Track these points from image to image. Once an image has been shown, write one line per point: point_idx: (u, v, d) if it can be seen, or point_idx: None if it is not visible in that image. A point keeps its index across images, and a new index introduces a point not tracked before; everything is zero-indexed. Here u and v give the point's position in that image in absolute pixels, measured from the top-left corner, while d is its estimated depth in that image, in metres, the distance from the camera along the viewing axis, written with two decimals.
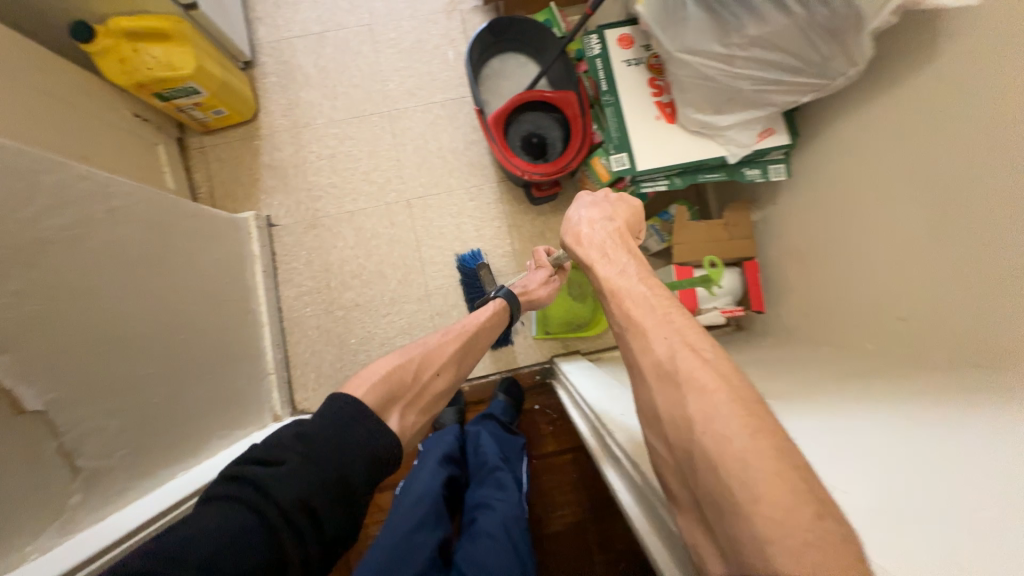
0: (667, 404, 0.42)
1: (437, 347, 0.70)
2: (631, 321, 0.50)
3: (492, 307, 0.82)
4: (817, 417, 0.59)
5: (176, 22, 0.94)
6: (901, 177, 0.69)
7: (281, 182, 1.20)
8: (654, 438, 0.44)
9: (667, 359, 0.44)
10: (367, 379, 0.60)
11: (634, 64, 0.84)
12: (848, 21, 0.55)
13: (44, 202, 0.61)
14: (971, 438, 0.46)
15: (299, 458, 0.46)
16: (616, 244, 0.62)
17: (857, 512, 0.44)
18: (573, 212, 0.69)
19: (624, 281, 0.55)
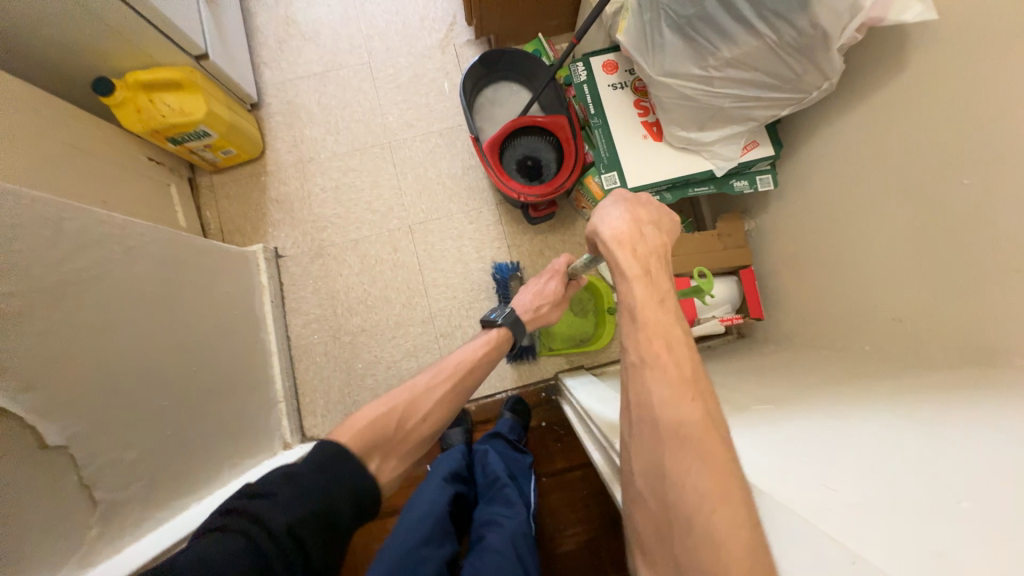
0: (675, 468, 0.43)
1: (425, 392, 0.71)
2: (661, 367, 0.48)
3: (487, 340, 0.83)
4: (816, 420, 0.59)
5: (188, 71, 1.02)
6: (885, 182, 0.71)
7: (287, 215, 1.25)
8: (647, 491, 0.45)
9: (691, 424, 0.44)
10: (352, 426, 0.60)
11: (619, 88, 0.88)
12: (816, 41, 0.58)
13: (68, 242, 0.65)
14: (965, 434, 0.46)
15: (289, 491, 0.48)
16: (657, 265, 0.57)
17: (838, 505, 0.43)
18: (616, 208, 0.63)
19: (660, 314, 0.52)
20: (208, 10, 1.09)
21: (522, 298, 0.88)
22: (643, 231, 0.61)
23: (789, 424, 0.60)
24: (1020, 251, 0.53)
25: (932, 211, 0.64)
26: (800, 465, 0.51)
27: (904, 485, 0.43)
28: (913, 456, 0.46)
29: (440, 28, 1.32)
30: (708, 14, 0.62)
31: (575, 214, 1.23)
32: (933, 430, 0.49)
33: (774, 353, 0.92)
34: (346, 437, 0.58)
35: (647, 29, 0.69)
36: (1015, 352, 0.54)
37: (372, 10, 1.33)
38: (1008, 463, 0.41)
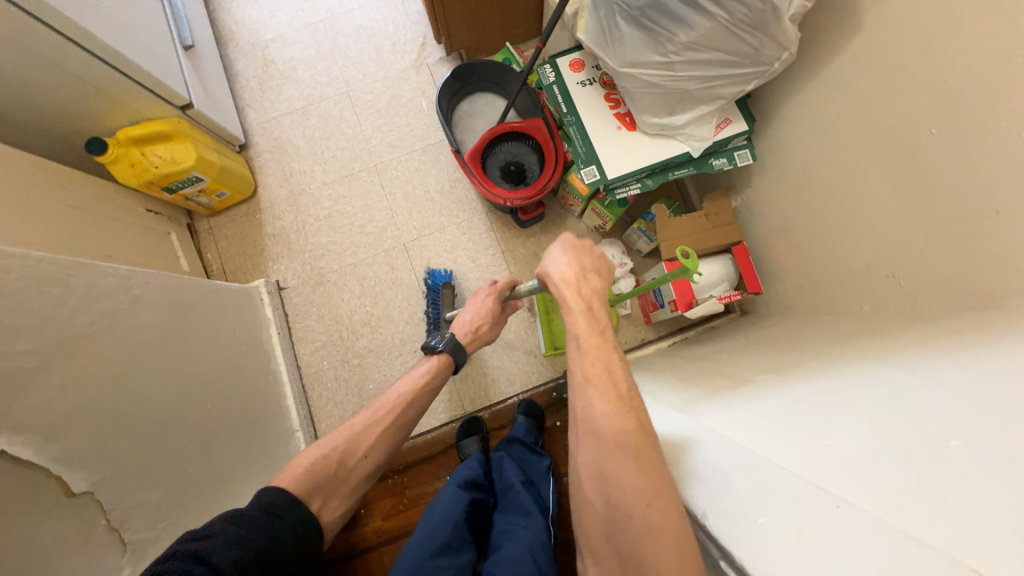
0: (616, 472, 0.50)
1: (366, 427, 0.72)
2: (602, 387, 0.55)
3: (432, 363, 0.82)
4: (817, 383, 0.59)
5: (176, 123, 1.07)
6: (860, 142, 0.71)
7: (285, 248, 1.28)
8: (594, 493, 0.51)
9: (629, 435, 0.51)
10: (292, 470, 0.65)
11: (588, 84, 0.89)
12: (767, 14, 0.60)
13: (78, 294, 0.69)
14: (962, 375, 0.46)
15: (233, 532, 0.55)
16: (599, 299, 0.64)
17: (850, 462, 0.43)
18: (561, 246, 0.68)
19: (602, 341, 0.59)
20: (189, 61, 1.14)
21: (461, 321, 0.88)
22: (586, 266, 0.67)
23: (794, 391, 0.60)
24: (1000, 191, 0.53)
25: (908, 163, 0.64)
26: (810, 426, 0.51)
27: (911, 430, 0.43)
28: (909, 403, 0.46)
29: (412, 50, 1.36)
30: (658, 2, 0.63)
31: (565, 212, 1.25)
32: (931, 376, 0.49)
33: (777, 325, 0.92)
34: (286, 481, 0.63)
35: (604, 24, 0.72)
36: (1006, 293, 0.54)
37: (345, 41, 1.37)
38: (1002, 391, 0.41)
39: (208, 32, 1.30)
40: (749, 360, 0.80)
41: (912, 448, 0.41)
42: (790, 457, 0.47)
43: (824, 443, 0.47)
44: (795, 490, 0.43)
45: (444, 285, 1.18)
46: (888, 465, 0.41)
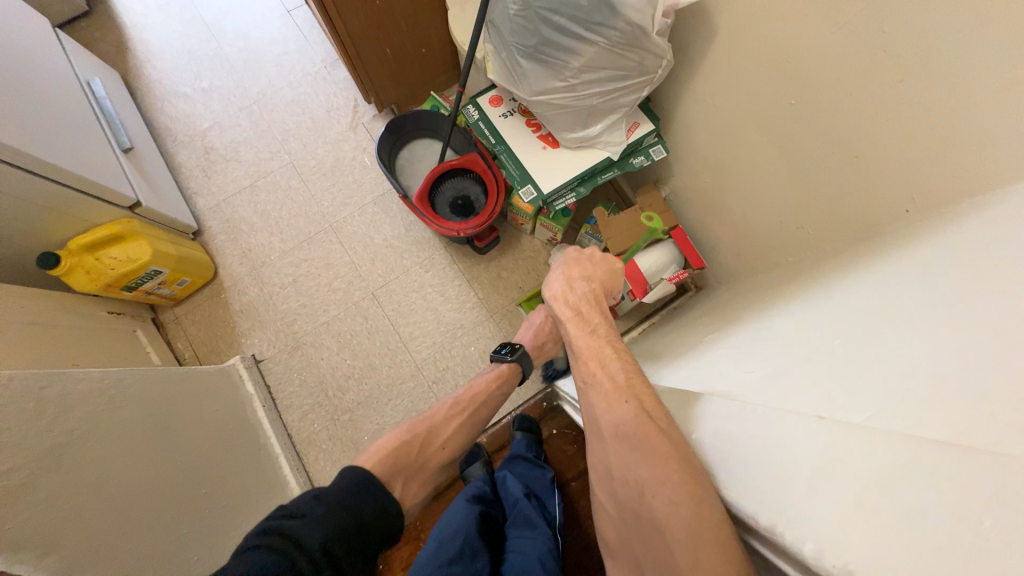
0: (624, 464, 0.53)
1: (442, 421, 0.78)
2: (601, 385, 0.61)
3: (502, 367, 0.87)
4: (757, 331, 0.66)
5: (127, 223, 1.10)
6: (745, 120, 0.82)
7: (256, 321, 1.29)
8: (606, 494, 0.56)
9: (626, 420, 0.55)
10: (377, 452, 0.69)
11: (509, 115, 0.99)
12: (638, 33, 0.71)
13: (53, 402, 0.70)
14: (857, 289, 0.54)
15: (322, 511, 0.56)
16: (590, 306, 0.75)
17: (782, 377, 0.50)
18: (552, 276, 0.81)
19: (595, 342, 0.67)
20: (130, 163, 1.19)
21: (526, 335, 0.92)
22: (578, 283, 0.78)
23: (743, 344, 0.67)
24: (864, 139, 0.64)
25: (784, 130, 0.76)
26: (758, 363, 0.57)
27: (826, 339, 0.50)
28: (846, 319, 0.50)
29: (346, 114, 1.44)
30: (548, 39, 0.74)
31: (518, 233, 1.33)
32: (836, 296, 0.57)
33: (726, 292, 1.00)
34: (370, 463, 0.67)
35: (508, 64, 0.83)
36: (887, 221, 0.63)
37: (281, 117, 1.44)
38: (885, 292, 0.49)
39: (144, 133, 1.35)
40: (705, 326, 0.88)
41: (856, 348, 0.44)
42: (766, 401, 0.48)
43: (798, 372, 0.48)
44: (776, 423, 0.44)
45: None
46: (812, 370, 0.47)
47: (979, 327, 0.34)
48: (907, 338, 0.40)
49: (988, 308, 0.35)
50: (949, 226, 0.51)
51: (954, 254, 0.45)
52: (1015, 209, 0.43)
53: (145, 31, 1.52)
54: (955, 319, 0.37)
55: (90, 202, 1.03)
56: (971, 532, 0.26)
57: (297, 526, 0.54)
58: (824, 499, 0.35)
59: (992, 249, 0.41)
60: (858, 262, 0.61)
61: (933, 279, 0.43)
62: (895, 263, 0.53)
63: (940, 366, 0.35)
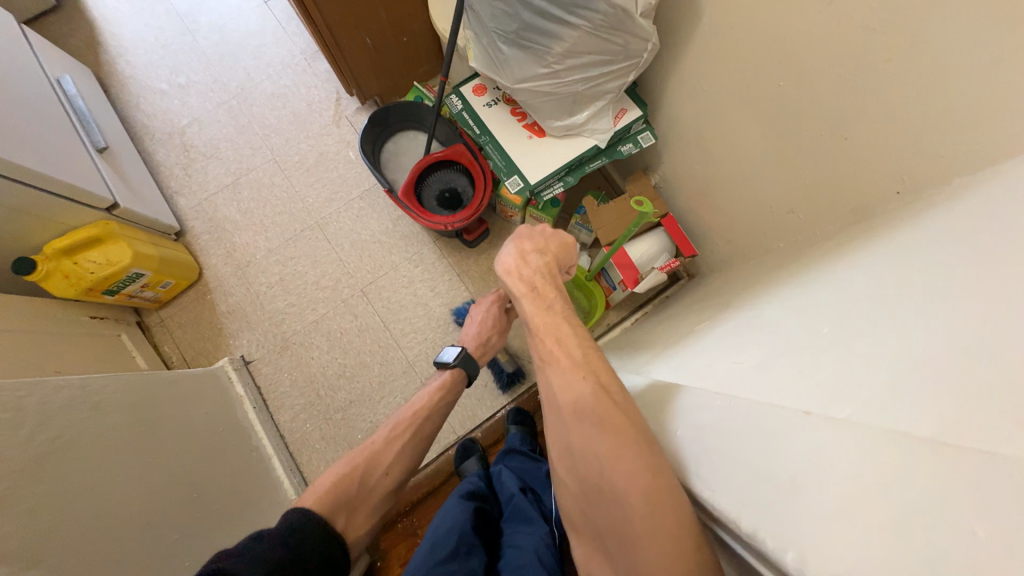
0: (582, 441, 0.51)
1: (384, 445, 0.72)
2: (558, 363, 0.58)
3: (444, 375, 0.83)
4: (748, 319, 0.65)
5: (107, 225, 1.08)
6: (733, 103, 0.81)
7: (243, 322, 1.27)
8: (565, 472, 0.54)
9: (584, 397, 0.53)
10: (316, 491, 0.64)
11: (494, 104, 0.97)
12: (621, 15, 0.68)
13: (33, 411, 0.68)
14: (848, 273, 0.53)
15: (259, 550, 0.53)
16: (546, 280, 0.67)
17: (767, 367, 0.49)
18: (503, 249, 0.72)
19: (549, 318, 0.63)
20: (105, 163, 1.15)
21: (469, 330, 0.90)
22: (533, 256, 0.70)
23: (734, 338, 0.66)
24: (853, 121, 0.63)
25: (773, 112, 0.74)
26: (747, 352, 0.56)
27: (815, 327, 0.49)
28: (838, 305, 0.49)
29: (328, 107, 1.40)
30: (529, 24, 0.71)
31: (507, 225, 1.31)
32: (827, 281, 0.56)
33: (717, 280, 0.99)
34: (310, 501, 0.63)
35: (490, 50, 0.80)
36: (876, 203, 0.62)
37: (261, 111, 1.41)
38: (874, 276, 0.48)
39: (120, 131, 1.31)
40: (697, 315, 0.87)
41: (843, 338, 0.43)
42: (757, 391, 0.46)
43: (789, 360, 0.47)
44: (763, 418, 0.43)
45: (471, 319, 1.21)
46: (796, 360, 0.46)
47: (966, 313, 0.33)
48: (893, 327, 0.39)
49: (984, 292, 0.34)
50: (939, 207, 0.50)
51: (945, 237, 0.44)
52: (1008, 188, 0.42)
53: (116, 25, 1.47)
54: (945, 306, 0.36)
55: (65, 204, 1.00)
56: (967, 544, 0.25)
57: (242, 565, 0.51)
58: (810, 491, 0.34)
59: (987, 228, 0.39)
60: (848, 246, 0.60)
61: (924, 265, 0.42)
62: (887, 246, 0.52)
63: (921, 357, 0.34)
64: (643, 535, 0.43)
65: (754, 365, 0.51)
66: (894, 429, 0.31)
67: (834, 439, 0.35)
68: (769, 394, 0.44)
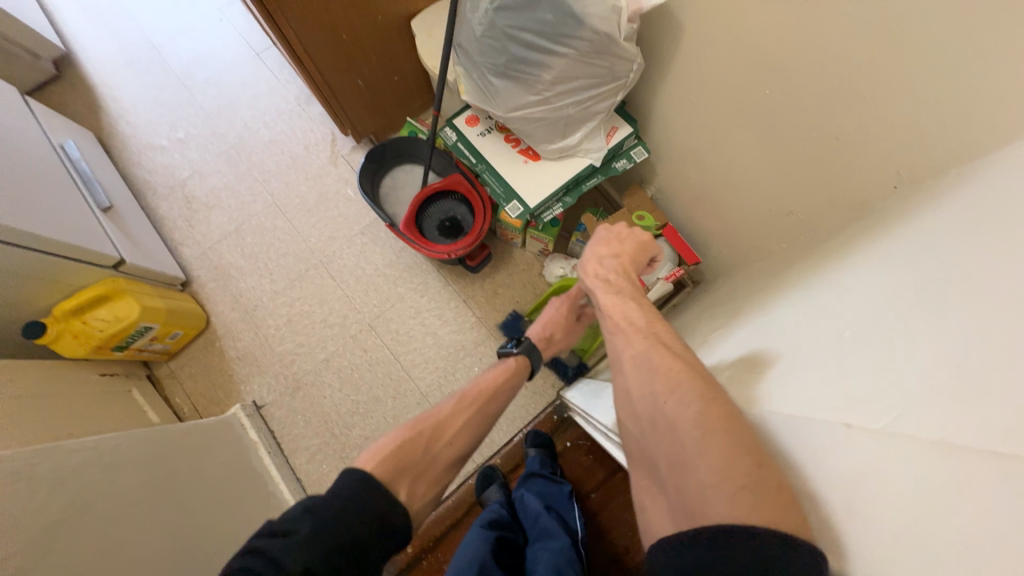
0: (639, 386, 0.51)
1: (450, 415, 0.73)
2: (623, 330, 0.59)
3: (511, 363, 0.85)
4: (765, 325, 0.64)
5: (114, 282, 1.09)
6: (723, 112, 0.82)
7: (253, 367, 1.27)
8: (626, 419, 0.53)
9: (647, 351, 0.54)
10: (379, 453, 0.63)
11: (487, 132, 0.99)
12: (605, 41, 0.70)
13: (48, 476, 0.68)
14: (861, 267, 0.54)
15: (308, 530, 0.52)
16: (623, 278, 0.69)
17: (803, 368, 0.49)
18: (583, 252, 0.76)
19: (619, 301, 0.64)
20: (110, 222, 1.18)
21: (535, 327, 0.93)
22: (609, 258, 0.72)
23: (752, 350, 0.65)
24: (847, 121, 0.64)
25: (764, 118, 0.75)
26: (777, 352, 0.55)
27: (838, 324, 0.49)
28: (857, 302, 0.48)
29: (324, 148, 1.43)
30: (517, 56, 0.74)
31: (509, 247, 1.32)
32: (843, 275, 0.56)
33: (726, 284, 0.99)
34: (370, 466, 0.61)
35: (481, 84, 0.82)
36: (876, 198, 0.63)
37: (260, 158, 1.44)
38: (888, 270, 0.48)
39: (123, 189, 1.34)
40: (709, 322, 0.86)
41: (874, 338, 0.42)
42: (791, 403, 0.46)
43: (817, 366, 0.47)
44: (808, 433, 0.42)
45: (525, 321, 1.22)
46: (828, 361, 0.46)
47: (985, 304, 0.34)
48: (917, 323, 0.39)
49: (1001, 282, 0.34)
50: (944, 197, 0.50)
51: (949, 228, 0.44)
52: (1012, 172, 0.42)
53: (116, 88, 1.52)
54: (962, 301, 0.36)
55: (72, 265, 1.02)
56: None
57: (288, 548, 0.50)
58: (870, 517, 0.34)
59: (989, 216, 0.40)
60: (854, 242, 0.61)
61: (936, 259, 0.42)
62: (891, 241, 0.53)
63: (956, 357, 0.33)
64: (693, 455, 0.43)
65: (793, 367, 0.51)
66: (946, 441, 0.30)
67: (876, 457, 0.35)
68: (803, 406, 0.44)
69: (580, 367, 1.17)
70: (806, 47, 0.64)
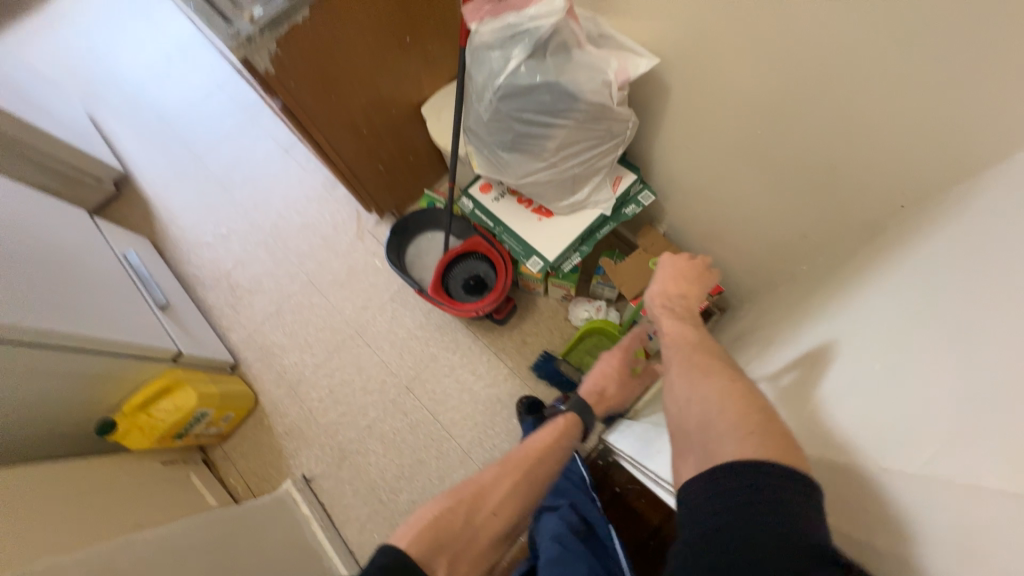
0: (686, 390, 0.61)
1: (494, 481, 0.74)
2: (680, 346, 0.67)
3: (561, 423, 0.88)
4: (805, 352, 0.65)
5: (173, 372, 1.18)
6: (723, 155, 0.87)
7: (300, 441, 1.31)
8: (669, 406, 0.63)
9: (704, 365, 0.62)
10: (419, 524, 0.66)
11: (500, 197, 1.06)
12: (600, 107, 0.77)
13: (122, 570, 0.74)
14: (886, 292, 0.56)
15: None
16: (690, 312, 0.74)
17: (851, 392, 0.52)
18: (651, 282, 0.80)
19: (684, 326, 0.70)
20: (167, 318, 1.29)
21: (587, 379, 1.02)
22: (680, 294, 0.76)
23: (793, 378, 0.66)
24: (847, 151, 0.68)
25: (762, 156, 0.80)
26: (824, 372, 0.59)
27: (875, 350, 0.52)
28: (903, 318, 0.50)
29: (351, 225, 1.55)
30: (523, 132, 0.81)
31: (532, 296, 1.36)
32: (870, 297, 0.59)
33: (754, 310, 1.01)
34: (408, 541, 0.63)
35: (491, 158, 0.90)
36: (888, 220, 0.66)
37: (294, 241, 1.56)
38: (914, 295, 0.51)
39: (175, 285, 1.47)
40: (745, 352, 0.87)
41: (910, 368, 0.46)
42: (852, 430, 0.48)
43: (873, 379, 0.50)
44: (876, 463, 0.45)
45: (559, 359, 1.25)
46: (874, 384, 0.49)
47: (997, 348, 0.37)
48: (946, 360, 0.42)
49: (1011, 326, 0.37)
50: (951, 214, 0.53)
51: (958, 253, 0.47)
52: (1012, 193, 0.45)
53: (166, 196, 1.70)
54: (981, 341, 0.39)
55: (137, 363, 1.12)
56: None
57: None
58: (930, 541, 0.39)
59: (996, 242, 0.43)
60: (874, 266, 0.62)
61: (970, 276, 0.44)
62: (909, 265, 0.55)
63: (980, 398, 0.37)
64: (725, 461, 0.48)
65: (841, 389, 0.54)
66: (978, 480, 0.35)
67: (925, 487, 0.40)
68: (869, 417, 0.48)
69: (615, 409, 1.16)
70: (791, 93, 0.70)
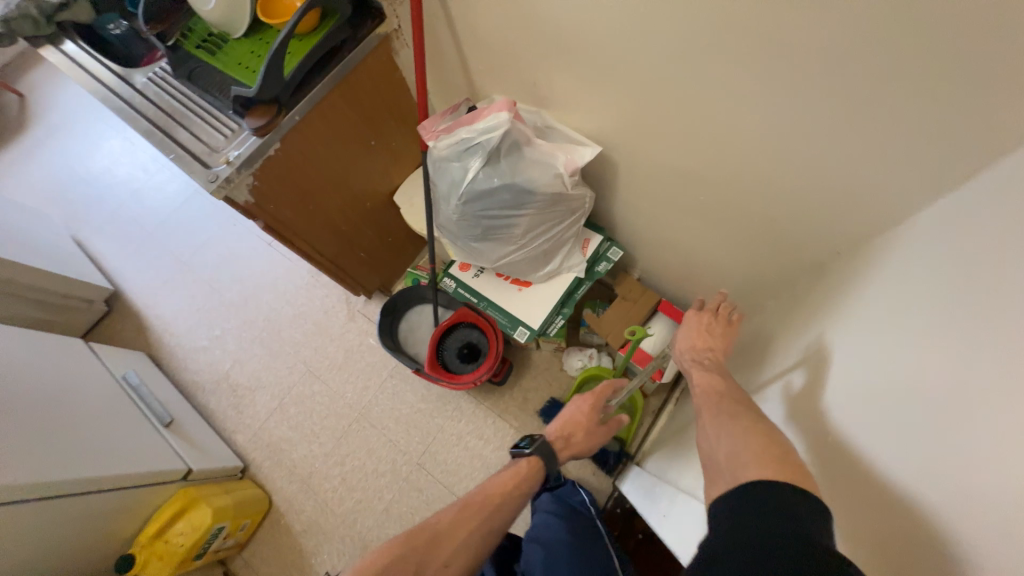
0: (715, 436, 0.65)
1: (450, 524, 0.77)
2: (707, 395, 0.71)
3: (525, 464, 0.88)
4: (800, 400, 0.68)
5: (187, 491, 1.19)
6: (678, 211, 0.94)
7: (320, 536, 1.31)
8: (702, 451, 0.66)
9: (729, 412, 0.66)
10: (369, 562, 0.70)
11: (479, 272, 1.12)
12: (555, 192, 0.85)
13: None
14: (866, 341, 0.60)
15: None
16: (716, 363, 0.78)
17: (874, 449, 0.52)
18: (675, 338, 0.86)
19: (708, 375, 0.75)
20: (174, 435, 1.30)
21: (553, 424, 0.94)
22: (704, 347, 0.80)
23: (788, 426, 0.70)
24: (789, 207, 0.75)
25: (714, 211, 0.87)
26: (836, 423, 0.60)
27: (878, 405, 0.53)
28: (900, 370, 0.52)
29: (342, 308, 1.59)
30: (490, 224, 0.88)
31: (526, 352, 1.40)
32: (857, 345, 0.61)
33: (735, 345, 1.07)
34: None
35: (465, 247, 0.96)
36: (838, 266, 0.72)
37: (288, 332, 1.60)
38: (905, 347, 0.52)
39: (177, 397, 1.48)
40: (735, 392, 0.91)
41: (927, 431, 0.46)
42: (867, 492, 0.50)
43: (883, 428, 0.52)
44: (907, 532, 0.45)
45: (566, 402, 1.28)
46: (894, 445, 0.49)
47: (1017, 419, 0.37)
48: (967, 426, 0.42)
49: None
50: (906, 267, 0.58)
51: (935, 310, 0.50)
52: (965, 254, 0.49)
53: (157, 306, 1.74)
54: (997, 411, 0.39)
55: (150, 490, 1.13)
56: None
57: None
58: None
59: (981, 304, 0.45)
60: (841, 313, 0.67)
61: (965, 337, 0.45)
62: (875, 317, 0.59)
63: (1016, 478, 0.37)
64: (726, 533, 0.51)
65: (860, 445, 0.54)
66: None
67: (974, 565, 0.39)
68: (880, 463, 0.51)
69: (621, 453, 1.18)
70: (725, 162, 0.77)
